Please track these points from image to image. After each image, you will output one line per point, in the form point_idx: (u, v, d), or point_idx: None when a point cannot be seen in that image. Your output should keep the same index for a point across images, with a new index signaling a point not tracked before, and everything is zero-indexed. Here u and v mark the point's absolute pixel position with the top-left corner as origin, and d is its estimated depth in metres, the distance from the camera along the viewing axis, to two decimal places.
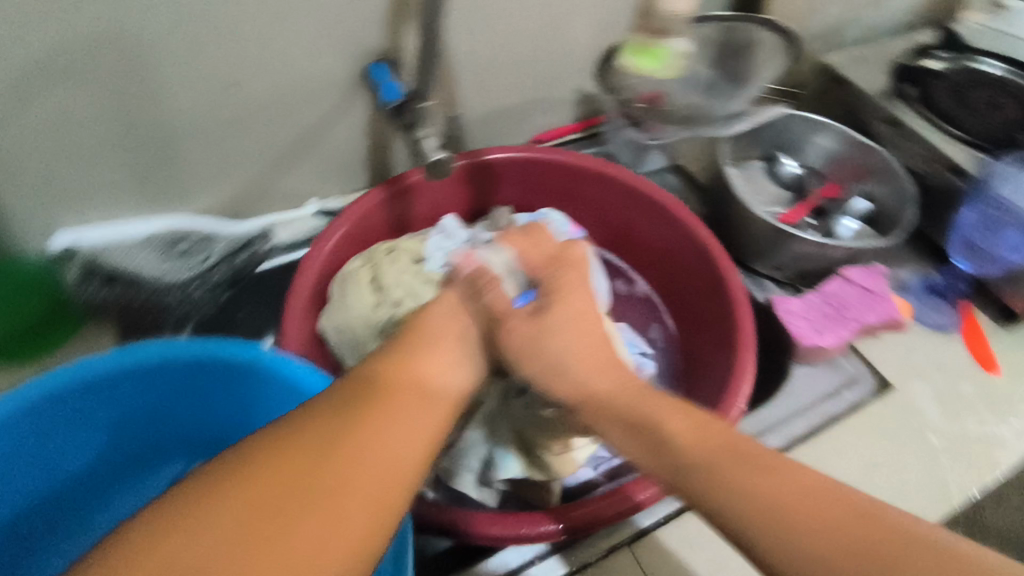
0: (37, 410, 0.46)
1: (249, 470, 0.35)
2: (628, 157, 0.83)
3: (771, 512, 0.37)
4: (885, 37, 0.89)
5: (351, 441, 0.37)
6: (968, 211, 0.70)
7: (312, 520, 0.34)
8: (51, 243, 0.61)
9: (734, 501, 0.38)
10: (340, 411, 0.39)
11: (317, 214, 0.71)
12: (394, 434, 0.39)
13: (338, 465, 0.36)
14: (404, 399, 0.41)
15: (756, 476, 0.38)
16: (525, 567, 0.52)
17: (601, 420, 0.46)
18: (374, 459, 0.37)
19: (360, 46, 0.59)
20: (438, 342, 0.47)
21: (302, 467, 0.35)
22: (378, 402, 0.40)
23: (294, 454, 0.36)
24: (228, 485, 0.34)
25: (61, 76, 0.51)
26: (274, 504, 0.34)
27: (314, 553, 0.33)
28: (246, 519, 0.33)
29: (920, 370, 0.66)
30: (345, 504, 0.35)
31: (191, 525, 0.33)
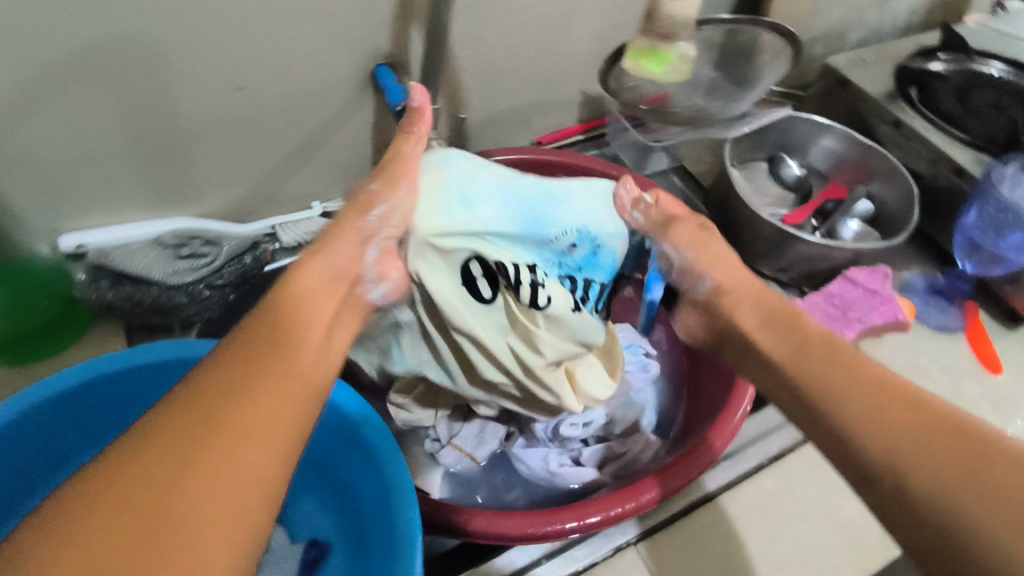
0: (49, 407, 0.46)
1: (111, 477, 0.28)
2: (632, 158, 0.83)
3: (889, 438, 0.36)
4: (887, 39, 0.89)
5: (235, 411, 0.31)
6: (972, 211, 0.69)
7: (198, 494, 0.29)
8: (59, 244, 0.60)
9: (851, 428, 0.37)
10: (219, 372, 0.33)
11: (322, 216, 0.71)
12: (278, 396, 0.33)
13: (222, 443, 0.30)
14: (289, 367, 0.35)
15: (877, 401, 0.37)
16: (531, 566, 0.52)
17: (736, 307, 0.50)
18: (264, 415, 0.32)
19: (366, 49, 0.59)
20: (310, 307, 0.39)
21: (187, 441, 0.30)
22: (259, 365, 0.34)
23: (161, 444, 0.30)
24: (102, 483, 0.28)
25: (73, 80, 0.51)
26: (153, 485, 0.28)
27: (215, 524, 0.28)
28: (125, 519, 0.27)
29: (924, 371, 0.66)
30: (233, 488, 0.30)
31: (68, 537, 0.27)
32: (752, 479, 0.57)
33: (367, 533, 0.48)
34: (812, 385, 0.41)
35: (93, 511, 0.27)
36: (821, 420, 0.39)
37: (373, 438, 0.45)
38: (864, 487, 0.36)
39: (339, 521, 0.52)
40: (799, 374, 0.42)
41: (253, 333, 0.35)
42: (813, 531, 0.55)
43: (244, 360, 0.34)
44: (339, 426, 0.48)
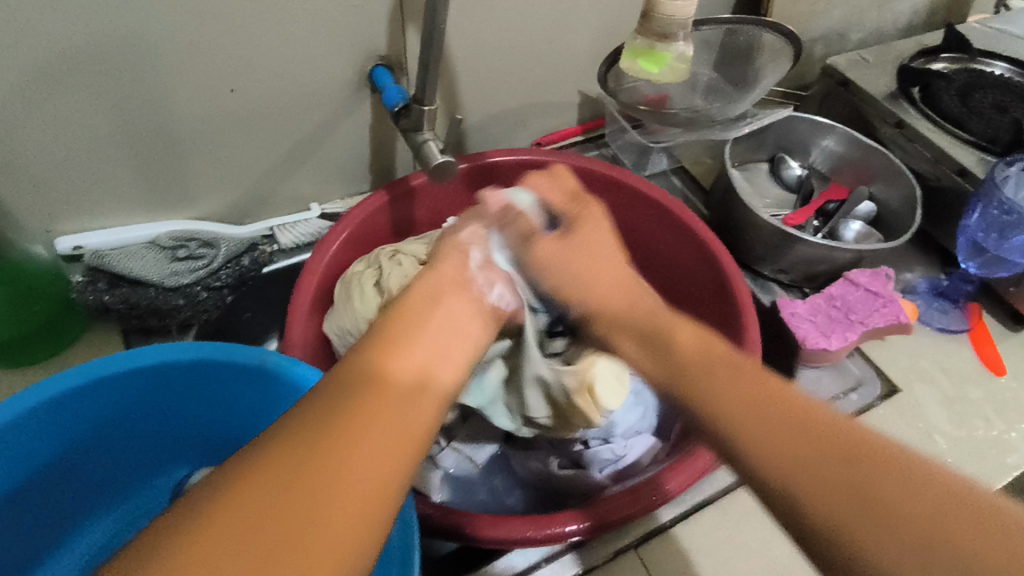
0: (44, 412, 0.46)
1: (224, 494, 0.28)
2: (631, 159, 0.83)
3: (797, 461, 0.37)
4: (889, 39, 0.88)
5: (347, 436, 0.31)
6: (974, 212, 0.68)
7: (328, 512, 0.28)
8: (56, 246, 0.60)
9: (771, 449, 0.38)
10: (341, 390, 0.33)
11: (320, 217, 0.71)
12: (397, 413, 0.33)
13: (346, 457, 0.30)
14: (388, 398, 0.34)
15: (797, 427, 0.38)
16: (531, 570, 0.51)
17: (611, 331, 0.55)
18: (389, 434, 0.32)
19: (363, 50, 0.59)
20: (418, 329, 0.40)
21: (319, 455, 0.30)
22: (376, 386, 0.34)
23: (275, 464, 0.29)
24: (237, 498, 0.28)
25: (68, 82, 0.51)
26: (291, 505, 0.28)
27: (338, 546, 0.28)
28: (262, 536, 0.27)
29: (927, 373, 0.66)
30: (338, 520, 0.29)
31: (206, 551, 0.26)
32: None
33: None
34: (730, 412, 0.41)
35: (226, 527, 0.27)
36: (740, 446, 0.39)
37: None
38: (787, 521, 0.36)
39: None
40: (723, 398, 0.42)
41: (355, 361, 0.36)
42: None
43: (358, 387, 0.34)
44: None
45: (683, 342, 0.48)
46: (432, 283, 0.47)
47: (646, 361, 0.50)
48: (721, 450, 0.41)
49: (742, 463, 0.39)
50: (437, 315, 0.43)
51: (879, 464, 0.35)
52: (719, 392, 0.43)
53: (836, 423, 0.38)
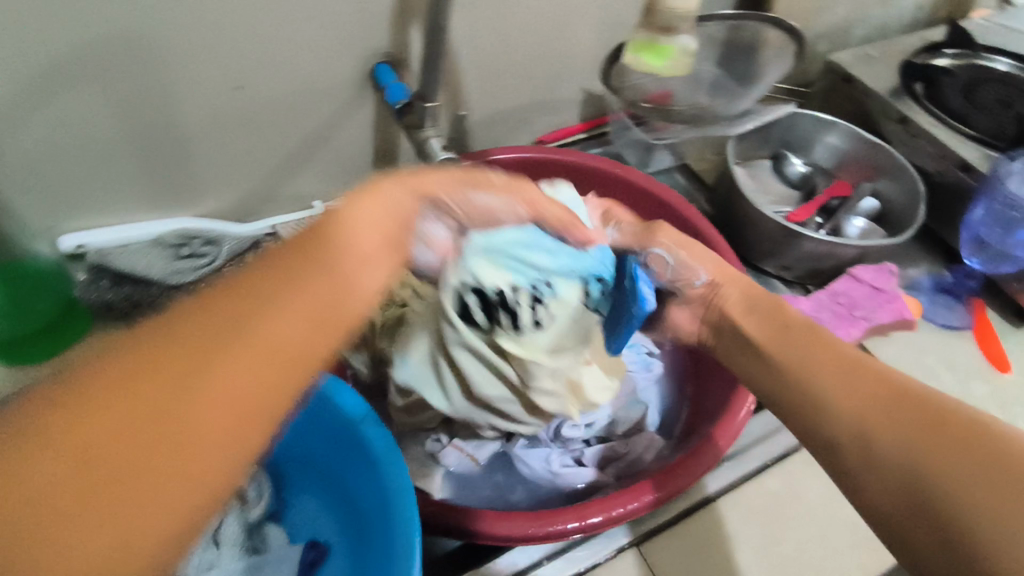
0: None
1: (87, 378, 0.27)
2: (636, 156, 0.82)
3: (912, 458, 0.36)
4: (893, 35, 0.88)
5: (241, 340, 0.29)
6: (979, 206, 0.69)
7: (193, 419, 0.27)
8: (59, 244, 0.60)
9: (879, 446, 0.37)
10: (239, 289, 0.31)
11: (324, 215, 0.71)
12: (297, 327, 0.31)
13: (224, 364, 0.29)
14: (294, 312, 0.31)
15: (898, 424, 0.38)
16: (534, 567, 0.52)
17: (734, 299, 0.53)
18: (276, 346, 0.30)
19: (366, 48, 0.59)
20: (357, 247, 0.34)
21: (191, 359, 0.28)
22: (281, 287, 0.31)
23: (144, 360, 0.28)
24: (93, 388, 0.26)
25: (72, 79, 0.51)
26: (152, 407, 0.27)
27: (197, 458, 0.27)
28: (116, 434, 0.26)
29: (931, 370, 0.66)
30: (232, 419, 0.29)
31: (53, 436, 0.25)
32: (756, 479, 0.57)
33: (364, 535, 0.48)
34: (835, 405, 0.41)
35: (80, 411, 0.26)
36: (843, 448, 0.39)
37: (369, 439, 0.45)
38: (903, 499, 0.36)
39: (341, 522, 0.51)
40: (823, 398, 0.42)
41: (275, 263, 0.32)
42: (819, 532, 0.54)
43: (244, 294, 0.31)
44: (339, 426, 0.48)
45: (816, 355, 0.44)
46: (392, 199, 0.37)
47: (774, 355, 0.47)
48: (822, 448, 0.41)
49: (850, 464, 0.39)
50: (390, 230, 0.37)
51: (997, 462, 0.34)
52: (814, 389, 0.42)
53: (946, 411, 0.37)
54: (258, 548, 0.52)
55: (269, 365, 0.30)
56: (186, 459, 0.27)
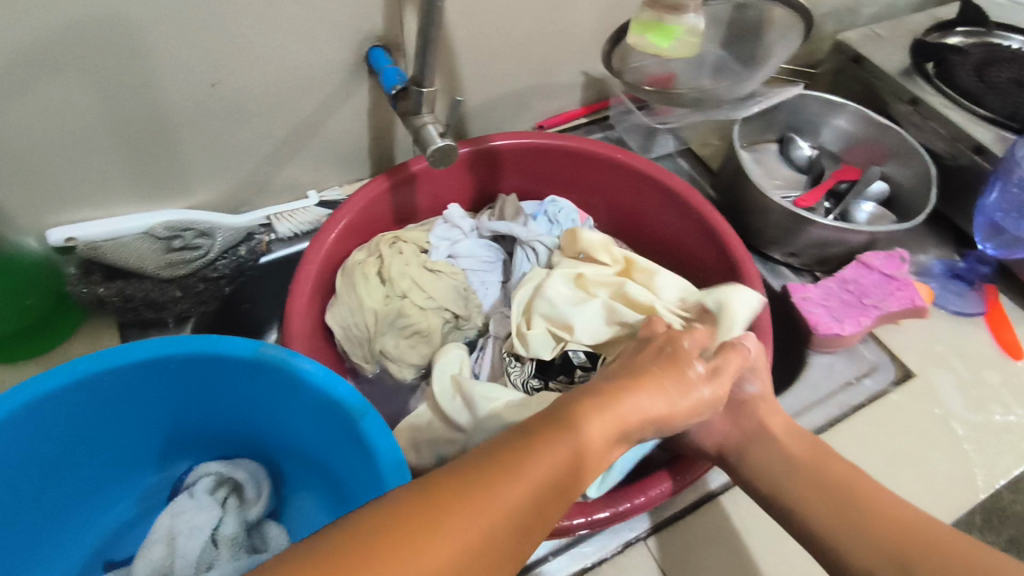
0: (36, 410, 0.43)
1: (344, 543, 0.28)
2: (638, 142, 0.81)
3: (842, 539, 0.44)
4: (902, 13, 0.86)
5: (487, 481, 0.32)
6: (993, 191, 0.66)
7: (448, 533, 0.29)
8: (48, 239, 0.58)
9: (816, 526, 0.45)
10: (500, 447, 0.34)
11: (318, 205, 0.70)
12: (551, 458, 0.34)
13: (487, 490, 0.31)
14: (572, 438, 0.35)
15: (850, 521, 0.44)
16: (538, 563, 0.50)
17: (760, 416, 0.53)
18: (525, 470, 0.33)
19: (359, 31, 0.57)
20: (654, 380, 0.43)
21: (440, 496, 0.31)
22: (568, 431, 0.36)
23: (419, 507, 0.30)
24: (352, 534, 0.28)
25: (54, 66, 0.49)
26: (399, 550, 0.28)
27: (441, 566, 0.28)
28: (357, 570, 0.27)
29: (942, 359, 0.64)
30: (478, 534, 0.30)
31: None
32: None
33: None
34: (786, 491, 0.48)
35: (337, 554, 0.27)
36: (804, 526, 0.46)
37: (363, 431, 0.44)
38: None
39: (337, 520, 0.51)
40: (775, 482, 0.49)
41: (560, 424, 0.36)
42: None
43: (537, 428, 0.36)
44: (337, 421, 0.46)
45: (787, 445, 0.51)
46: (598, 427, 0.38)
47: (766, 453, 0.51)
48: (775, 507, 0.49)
49: (817, 537, 0.45)
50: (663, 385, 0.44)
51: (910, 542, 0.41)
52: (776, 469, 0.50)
53: (873, 500, 0.45)
54: (258, 547, 0.52)
55: (517, 496, 0.32)
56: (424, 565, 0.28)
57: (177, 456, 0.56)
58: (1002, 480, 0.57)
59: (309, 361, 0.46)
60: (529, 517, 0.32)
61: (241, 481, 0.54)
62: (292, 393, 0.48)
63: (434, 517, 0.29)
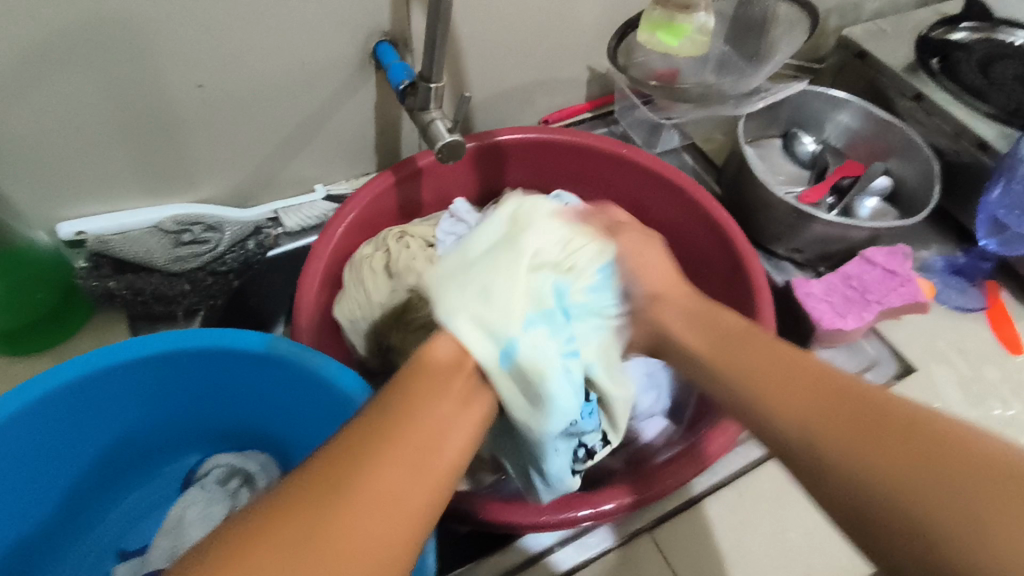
0: (50, 405, 0.44)
1: (226, 559, 0.29)
2: (642, 137, 0.81)
3: (859, 480, 0.33)
4: (907, 9, 0.85)
5: (352, 493, 0.31)
6: (996, 188, 0.67)
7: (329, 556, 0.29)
8: (59, 232, 0.59)
9: (850, 474, 0.33)
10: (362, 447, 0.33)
11: (325, 199, 0.70)
12: (414, 468, 0.33)
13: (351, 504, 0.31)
14: (432, 441, 0.35)
15: (868, 437, 0.34)
16: (546, 553, 0.51)
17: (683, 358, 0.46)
18: (393, 485, 0.32)
19: (367, 26, 0.57)
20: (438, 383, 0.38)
21: (313, 513, 0.31)
22: (408, 429, 0.35)
23: (287, 520, 0.30)
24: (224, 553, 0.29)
25: (63, 60, 0.49)
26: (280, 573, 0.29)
27: None
28: None
29: (942, 352, 0.65)
30: (364, 555, 0.30)
31: None
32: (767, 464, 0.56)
33: None
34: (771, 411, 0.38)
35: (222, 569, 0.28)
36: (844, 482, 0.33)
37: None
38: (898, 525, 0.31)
39: None
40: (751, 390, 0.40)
41: (366, 438, 0.34)
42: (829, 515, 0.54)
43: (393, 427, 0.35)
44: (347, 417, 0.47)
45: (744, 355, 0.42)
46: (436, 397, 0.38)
47: (689, 345, 0.45)
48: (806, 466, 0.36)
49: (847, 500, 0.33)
50: (455, 382, 0.39)
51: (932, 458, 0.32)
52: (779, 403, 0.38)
53: (850, 392, 0.36)
54: None
55: (401, 514, 0.32)
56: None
57: (188, 448, 0.56)
58: None
59: (319, 357, 0.46)
60: (413, 530, 0.32)
61: (252, 472, 0.54)
62: (303, 388, 0.48)
63: (318, 543, 0.30)
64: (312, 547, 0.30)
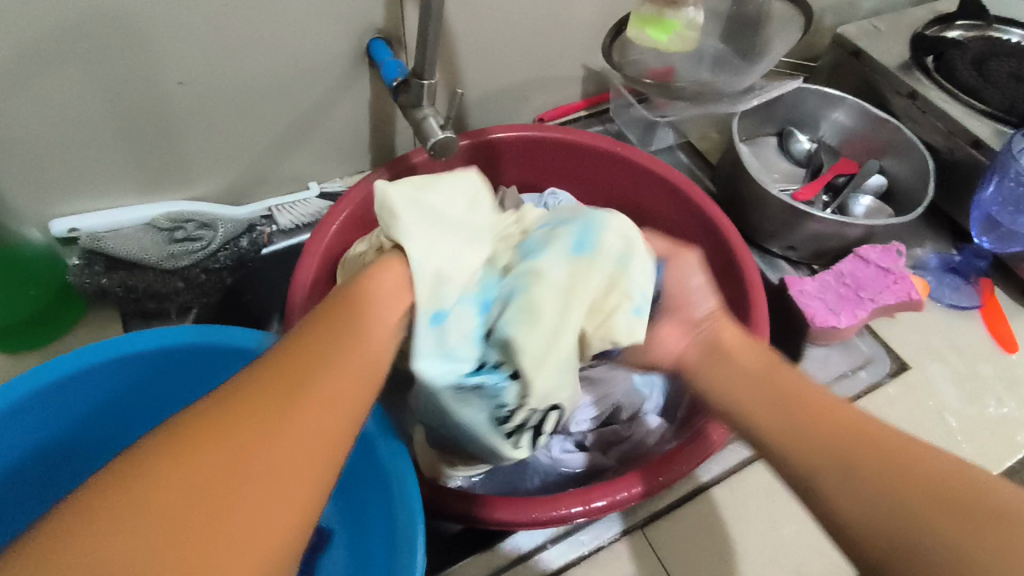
0: (38, 401, 0.44)
1: (131, 478, 0.27)
2: (637, 135, 0.80)
3: (884, 509, 0.31)
4: (902, 7, 0.85)
5: (275, 408, 0.31)
6: (989, 185, 0.67)
7: (252, 468, 0.29)
8: (51, 229, 0.59)
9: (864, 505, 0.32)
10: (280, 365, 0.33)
11: (319, 197, 0.70)
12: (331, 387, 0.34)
13: (276, 420, 0.31)
14: (348, 361, 0.35)
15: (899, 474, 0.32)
16: (537, 551, 0.51)
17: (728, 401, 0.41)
18: (312, 403, 0.32)
19: (361, 23, 0.57)
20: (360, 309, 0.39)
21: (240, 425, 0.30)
22: (322, 350, 0.35)
23: (202, 436, 0.29)
24: (133, 477, 0.27)
25: (55, 56, 0.49)
26: (201, 484, 0.28)
27: (266, 497, 0.29)
28: (171, 508, 0.27)
29: (936, 351, 0.65)
30: (285, 469, 0.30)
31: (98, 527, 0.26)
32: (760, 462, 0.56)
33: (369, 518, 0.48)
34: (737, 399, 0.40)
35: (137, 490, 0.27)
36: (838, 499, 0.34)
37: (379, 442, 0.45)
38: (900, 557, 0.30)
39: (340, 510, 0.52)
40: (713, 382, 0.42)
41: (284, 356, 0.34)
42: None
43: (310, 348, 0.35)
44: None
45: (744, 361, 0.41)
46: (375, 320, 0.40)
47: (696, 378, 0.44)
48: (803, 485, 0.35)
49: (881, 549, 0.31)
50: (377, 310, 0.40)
51: (878, 450, 0.33)
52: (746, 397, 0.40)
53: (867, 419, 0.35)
54: None
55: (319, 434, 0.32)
56: (245, 496, 0.28)
57: None
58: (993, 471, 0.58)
59: None
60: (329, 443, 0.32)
61: None
62: None
63: (243, 454, 0.29)
64: (235, 457, 0.29)
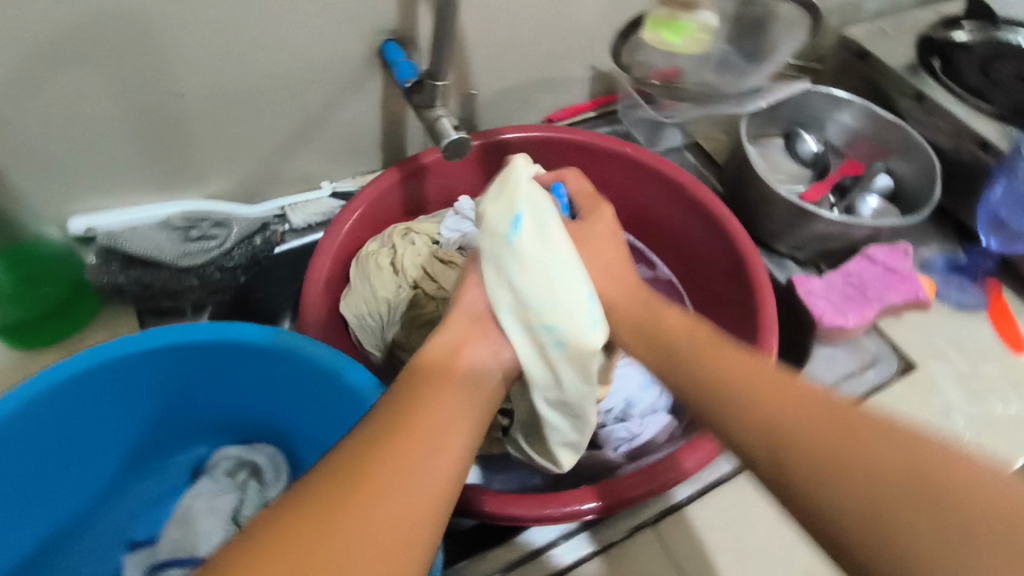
0: (60, 394, 0.45)
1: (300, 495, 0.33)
2: (645, 135, 0.82)
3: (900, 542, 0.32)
4: (908, 9, 0.86)
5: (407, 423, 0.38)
6: (997, 186, 0.68)
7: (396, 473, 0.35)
8: (68, 227, 0.60)
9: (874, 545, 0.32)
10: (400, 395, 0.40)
11: (330, 196, 0.71)
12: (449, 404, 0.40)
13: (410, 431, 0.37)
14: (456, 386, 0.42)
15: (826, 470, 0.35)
16: (548, 547, 0.52)
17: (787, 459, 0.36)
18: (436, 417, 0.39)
19: (373, 24, 0.58)
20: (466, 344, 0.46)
21: (376, 442, 0.36)
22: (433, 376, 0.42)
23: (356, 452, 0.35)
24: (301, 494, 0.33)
25: (75, 56, 0.50)
26: (357, 487, 0.34)
27: (408, 498, 0.34)
28: (323, 508, 0.32)
29: (942, 350, 0.65)
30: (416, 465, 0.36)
31: (292, 530, 0.31)
32: None
33: None
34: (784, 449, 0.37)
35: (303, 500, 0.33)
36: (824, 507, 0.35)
37: None
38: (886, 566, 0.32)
39: None
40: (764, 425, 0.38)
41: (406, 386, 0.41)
42: None
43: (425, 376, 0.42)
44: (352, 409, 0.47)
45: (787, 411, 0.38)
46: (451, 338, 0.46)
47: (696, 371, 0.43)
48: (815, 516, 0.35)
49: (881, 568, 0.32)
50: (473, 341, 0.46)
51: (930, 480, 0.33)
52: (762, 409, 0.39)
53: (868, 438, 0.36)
54: None
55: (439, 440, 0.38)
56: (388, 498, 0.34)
57: (195, 440, 0.57)
58: (1000, 470, 0.58)
59: (324, 349, 0.47)
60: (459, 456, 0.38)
61: (260, 465, 0.55)
62: (308, 379, 0.49)
63: (387, 454, 0.36)
64: (376, 470, 0.35)
